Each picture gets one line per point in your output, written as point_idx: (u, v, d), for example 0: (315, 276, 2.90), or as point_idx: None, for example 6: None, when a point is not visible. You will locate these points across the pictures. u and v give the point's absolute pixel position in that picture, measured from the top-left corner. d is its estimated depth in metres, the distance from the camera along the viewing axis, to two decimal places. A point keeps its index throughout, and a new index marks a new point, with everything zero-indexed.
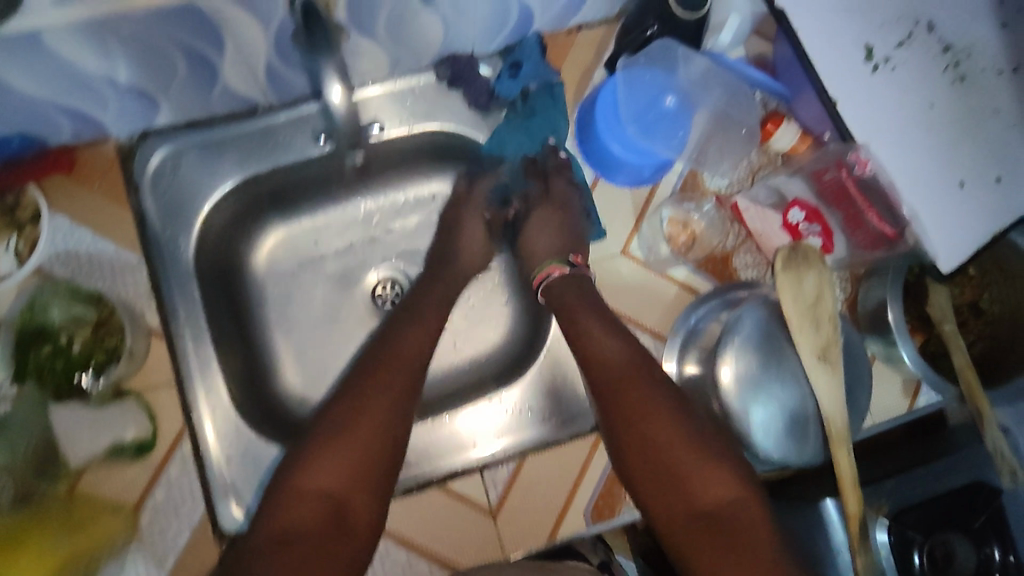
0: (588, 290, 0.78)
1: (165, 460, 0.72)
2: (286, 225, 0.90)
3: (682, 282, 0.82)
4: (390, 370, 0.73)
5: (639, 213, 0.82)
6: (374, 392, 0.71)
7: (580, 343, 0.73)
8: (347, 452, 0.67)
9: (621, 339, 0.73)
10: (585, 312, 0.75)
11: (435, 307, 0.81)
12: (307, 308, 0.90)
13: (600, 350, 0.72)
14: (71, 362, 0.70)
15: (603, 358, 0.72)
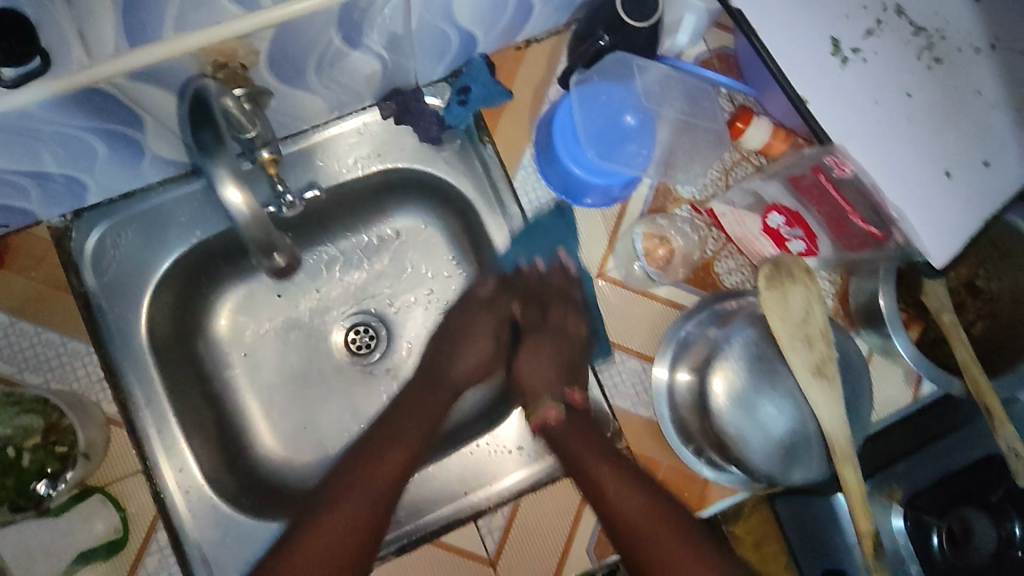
0: (595, 437, 0.73)
1: (141, 552, 0.69)
2: (246, 284, 0.84)
3: (666, 299, 0.78)
4: (385, 461, 0.71)
5: (612, 231, 0.78)
6: (359, 492, 0.69)
7: (585, 470, 0.71)
8: (343, 524, 0.66)
9: (635, 488, 0.70)
10: (594, 461, 0.71)
11: (430, 411, 0.76)
12: (279, 366, 0.85)
13: (613, 498, 0.69)
14: (22, 475, 0.65)
15: (614, 507, 0.69)
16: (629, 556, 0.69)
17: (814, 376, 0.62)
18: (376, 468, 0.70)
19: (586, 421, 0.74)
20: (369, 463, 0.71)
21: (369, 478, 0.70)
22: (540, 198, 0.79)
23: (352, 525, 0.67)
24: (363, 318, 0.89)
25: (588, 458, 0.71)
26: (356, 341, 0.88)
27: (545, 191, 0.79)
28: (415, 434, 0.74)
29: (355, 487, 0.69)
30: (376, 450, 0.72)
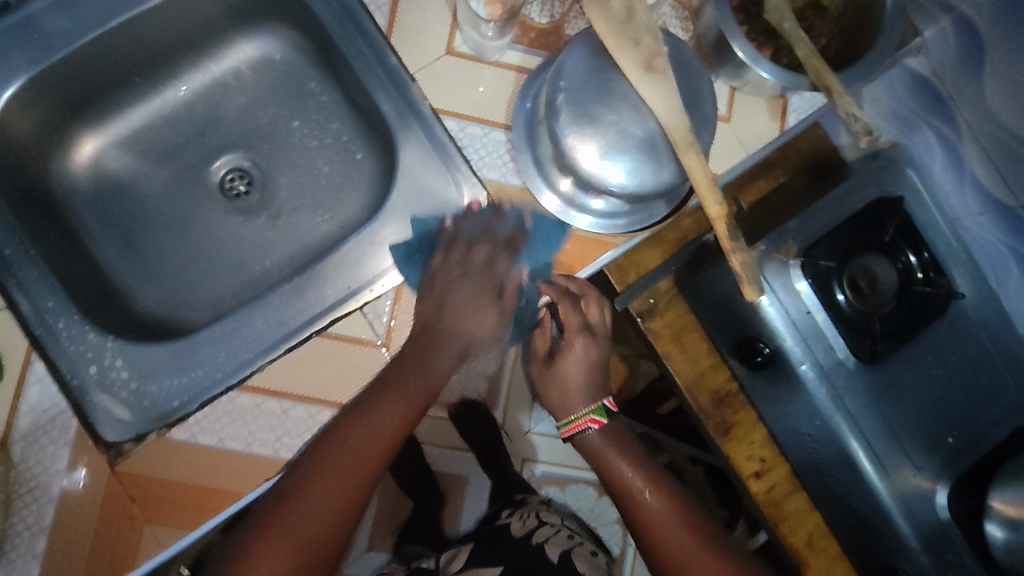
0: (624, 432, 0.80)
1: (21, 384, 0.67)
2: (102, 130, 0.84)
3: (519, 67, 0.79)
4: (360, 445, 0.66)
5: (453, 10, 0.78)
6: (339, 461, 0.65)
7: (615, 472, 0.77)
8: (310, 511, 0.63)
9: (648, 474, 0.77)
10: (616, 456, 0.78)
11: (413, 378, 0.70)
12: (156, 217, 0.86)
13: (627, 483, 0.76)
14: None
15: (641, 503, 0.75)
16: (632, 496, 0.76)
17: (646, 71, 0.64)
18: (371, 418, 0.67)
19: (621, 432, 0.79)
20: (367, 406, 0.68)
21: (371, 430, 0.67)
22: None
23: (344, 485, 0.65)
24: (234, 165, 0.89)
25: (620, 467, 0.77)
26: (232, 185, 0.88)
27: None
28: (417, 394, 0.70)
29: (348, 450, 0.66)
30: (366, 417, 0.67)
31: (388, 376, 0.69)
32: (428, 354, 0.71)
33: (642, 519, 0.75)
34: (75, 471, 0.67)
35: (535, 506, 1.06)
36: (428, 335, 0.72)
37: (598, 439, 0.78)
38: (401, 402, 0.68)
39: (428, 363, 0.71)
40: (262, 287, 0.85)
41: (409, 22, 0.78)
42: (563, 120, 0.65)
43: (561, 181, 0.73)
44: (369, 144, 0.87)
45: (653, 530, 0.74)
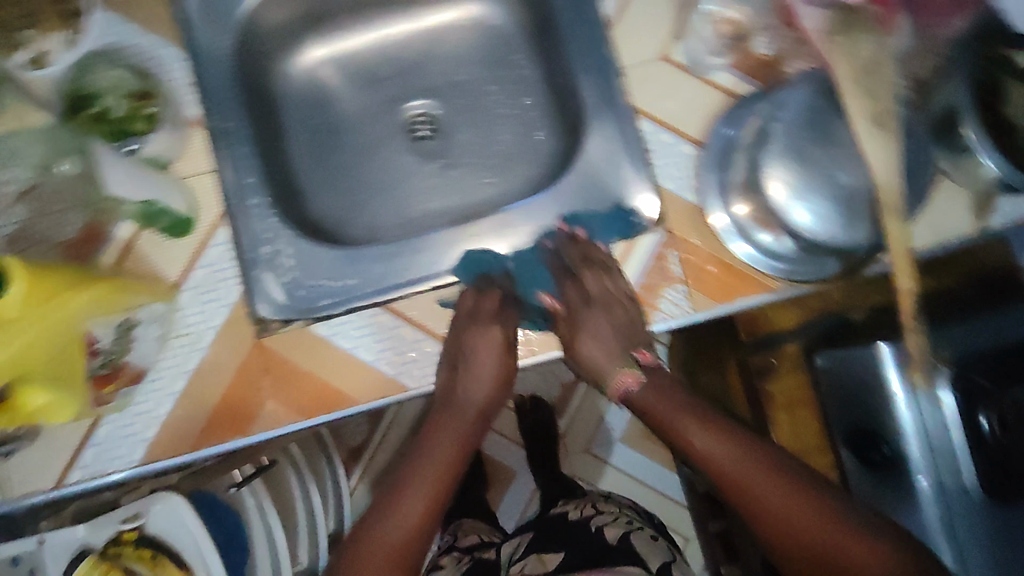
0: (670, 387, 0.78)
1: (205, 242, 0.75)
2: (324, 44, 0.90)
3: (727, 88, 0.77)
4: (416, 470, 0.77)
5: (679, 18, 0.78)
6: (430, 447, 0.79)
7: (685, 443, 0.74)
8: (424, 468, 0.77)
9: (723, 436, 0.72)
10: (672, 416, 0.75)
11: (455, 433, 0.80)
12: (345, 136, 0.91)
13: (705, 450, 0.72)
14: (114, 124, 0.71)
15: (706, 458, 0.72)
16: (689, 446, 0.73)
17: (874, 127, 0.62)
18: (427, 450, 0.79)
19: (663, 377, 0.79)
20: (423, 443, 0.80)
21: (428, 457, 0.78)
22: None
23: (432, 479, 0.76)
24: (422, 108, 0.93)
25: (658, 406, 0.77)
26: (416, 127, 0.93)
27: None
28: (438, 454, 0.79)
29: (420, 468, 0.77)
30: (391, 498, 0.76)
31: (410, 469, 0.78)
32: (443, 437, 0.80)
33: (746, 489, 0.69)
34: (226, 333, 0.74)
35: (594, 497, 1.08)
36: (446, 407, 0.79)
37: (645, 390, 0.78)
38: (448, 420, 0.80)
39: (440, 447, 0.79)
40: (416, 228, 0.90)
41: (634, 18, 0.79)
42: (771, 159, 0.68)
43: (737, 205, 0.73)
44: (556, 125, 0.90)
45: (752, 492, 0.68)
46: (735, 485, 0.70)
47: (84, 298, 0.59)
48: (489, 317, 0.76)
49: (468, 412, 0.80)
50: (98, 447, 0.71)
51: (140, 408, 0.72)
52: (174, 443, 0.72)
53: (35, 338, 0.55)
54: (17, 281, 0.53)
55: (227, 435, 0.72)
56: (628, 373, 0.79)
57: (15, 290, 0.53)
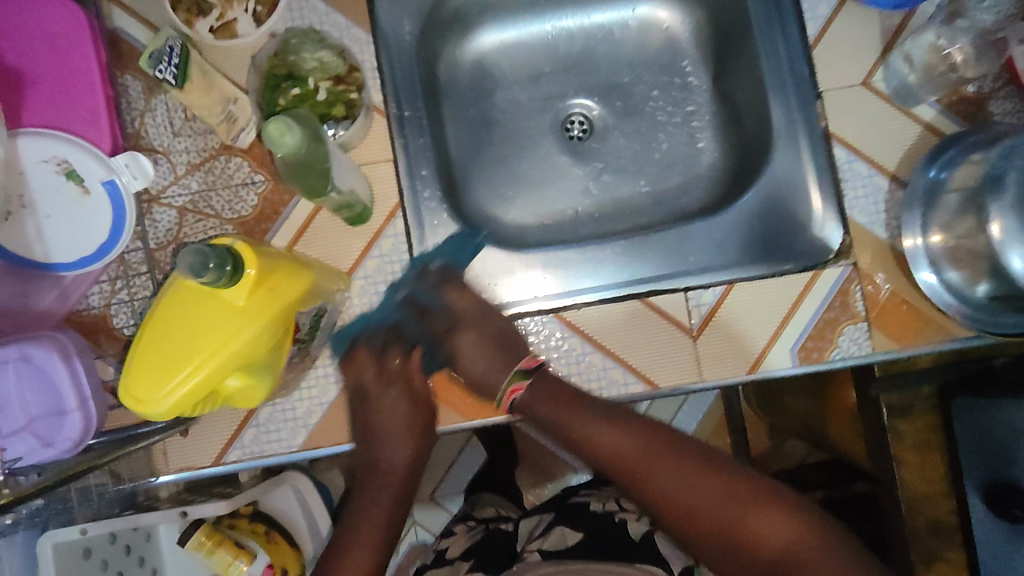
0: (568, 386, 0.69)
1: (379, 232, 0.73)
2: (489, 39, 0.88)
3: (928, 123, 0.73)
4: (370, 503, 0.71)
5: (888, 42, 0.74)
6: (371, 488, 0.71)
7: (585, 437, 0.68)
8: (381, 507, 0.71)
9: (630, 432, 0.67)
10: (574, 417, 0.68)
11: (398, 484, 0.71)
12: (499, 133, 0.89)
13: (610, 443, 0.67)
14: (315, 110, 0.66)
15: (606, 449, 0.67)
16: (586, 441, 0.68)
17: None
18: (376, 492, 0.71)
19: (551, 380, 0.69)
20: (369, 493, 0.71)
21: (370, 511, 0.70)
22: None
23: (381, 523, 0.70)
24: (582, 110, 0.90)
25: (545, 410, 0.68)
26: (572, 127, 0.90)
27: None
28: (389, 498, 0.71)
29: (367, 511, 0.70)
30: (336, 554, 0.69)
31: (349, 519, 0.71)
32: (379, 499, 0.71)
33: (640, 474, 0.66)
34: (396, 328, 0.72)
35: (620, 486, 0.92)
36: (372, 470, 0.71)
37: (541, 390, 0.69)
38: (376, 463, 0.71)
39: (377, 509, 0.70)
40: (564, 232, 0.87)
41: (840, 39, 0.74)
42: (996, 199, 0.65)
43: (935, 234, 0.70)
44: (721, 140, 0.87)
45: (684, 498, 0.64)
46: (643, 470, 0.66)
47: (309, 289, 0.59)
48: (375, 423, 0.70)
49: (395, 481, 0.71)
50: (258, 427, 0.71)
51: (304, 395, 0.71)
52: (336, 432, 0.71)
53: (269, 326, 0.55)
54: (253, 264, 0.53)
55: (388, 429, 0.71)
56: (515, 383, 0.69)
57: (251, 273, 0.53)
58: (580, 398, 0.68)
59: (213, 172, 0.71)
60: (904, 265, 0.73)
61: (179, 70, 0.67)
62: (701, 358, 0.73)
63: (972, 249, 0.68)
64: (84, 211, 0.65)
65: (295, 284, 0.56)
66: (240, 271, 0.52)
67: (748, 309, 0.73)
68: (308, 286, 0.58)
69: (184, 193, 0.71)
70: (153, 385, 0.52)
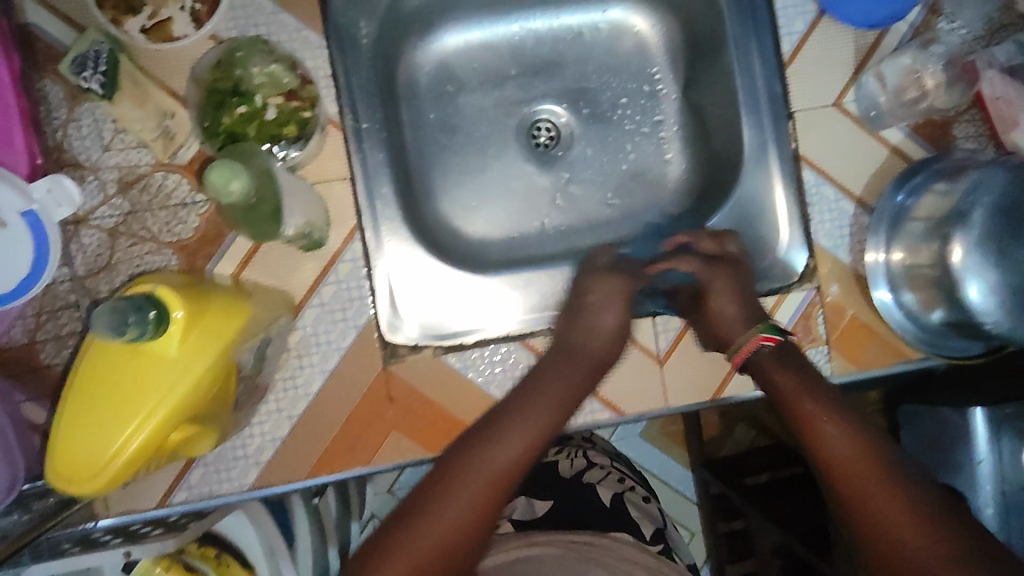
0: (793, 352, 0.68)
1: (336, 256, 0.69)
2: (450, 41, 0.84)
3: (895, 147, 0.73)
4: (535, 402, 0.65)
5: (860, 62, 0.73)
6: (545, 374, 0.67)
7: (808, 417, 0.63)
8: (554, 391, 0.66)
9: (841, 427, 0.62)
10: (788, 381, 0.66)
11: (561, 394, 0.66)
12: (461, 140, 0.85)
13: (825, 444, 0.61)
14: (263, 129, 0.62)
15: (828, 445, 0.61)
16: (795, 412, 0.64)
17: None
18: (551, 380, 0.67)
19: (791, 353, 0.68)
20: (547, 370, 0.67)
21: (546, 386, 0.66)
22: (798, 7, 0.73)
23: (537, 423, 0.63)
24: (548, 116, 0.87)
25: (776, 383, 0.66)
26: (538, 133, 0.87)
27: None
28: (559, 388, 0.66)
29: (537, 403, 0.65)
30: (477, 445, 0.62)
31: (521, 392, 0.66)
32: (562, 382, 0.67)
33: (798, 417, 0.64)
34: (352, 358, 0.69)
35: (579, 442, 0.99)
36: (566, 352, 0.68)
37: (769, 361, 0.67)
38: (572, 350, 0.68)
39: (550, 396, 0.65)
40: (530, 247, 0.85)
41: (813, 58, 0.73)
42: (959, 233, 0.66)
43: (898, 250, 0.71)
44: (688, 154, 0.85)
45: (868, 502, 0.58)
46: (845, 468, 0.60)
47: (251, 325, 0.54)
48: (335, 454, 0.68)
49: (587, 362, 0.68)
50: (206, 467, 0.66)
51: (255, 431, 0.67)
52: (291, 469, 0.67)
53: (206, 376, 0.50)
54: (179, 304, 0.48)
55: (347, 464, 0.68)
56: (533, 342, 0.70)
57: (179, 315, 0.48)
58: (812, 384, 0.65)
59: (149, 190, 0.66)
60: (862, 284, 0.73)
61: (106, 78, 0.60)
62: (667, 383, 0.73)
63: (934, 282, 0.68)
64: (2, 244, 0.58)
65: (234, 323, 0.51)
66: (165, 314, 0.48)
67: None
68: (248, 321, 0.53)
69: (116, 213, 0.66)
70: (86, 458, 0.47)
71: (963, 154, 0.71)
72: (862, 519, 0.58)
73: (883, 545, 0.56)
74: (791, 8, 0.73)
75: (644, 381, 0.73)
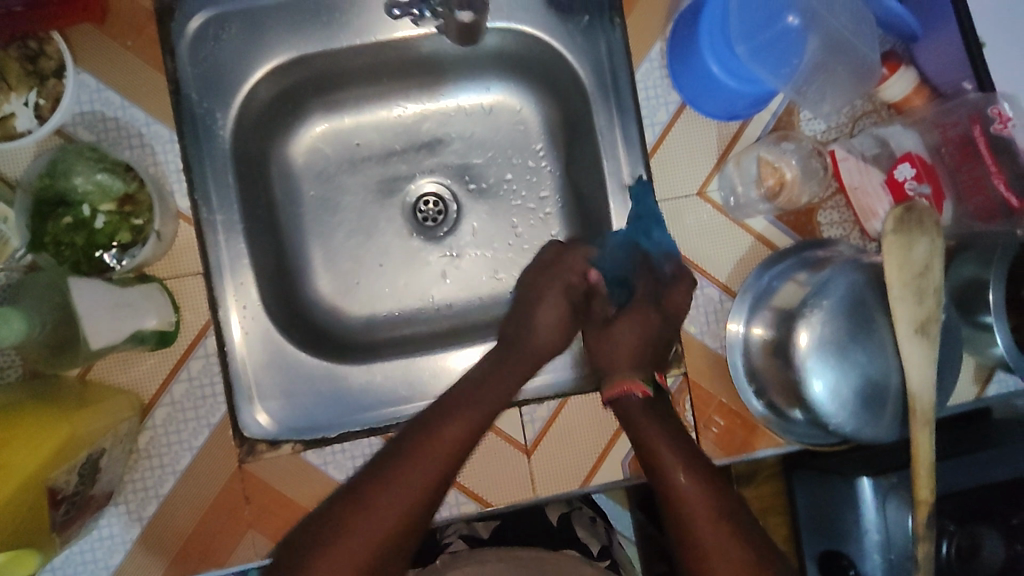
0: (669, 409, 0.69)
1: (188, 354, 0.68)
2: (329, 119, 0.83)
3: (759, 234, 0.73)
4: (473, 404, 0.65)
5: (723, 151, 0.73)
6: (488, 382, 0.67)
7: (668, 474, 0.63)
8: (497, 390, 0.67)
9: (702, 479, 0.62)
10: (653, 430, 0.66)
11: (501, 387, 0.67)
12: (344, 218, 0.84)
13: (678, 489, 0.62)
14: (92, 237, 0.60)
15: (684, 500, 0.62)
16: (660, 461, 0.64)
17: (916, 330, 0.60)
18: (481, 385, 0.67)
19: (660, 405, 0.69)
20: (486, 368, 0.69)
21: (486, 391, 0.66)
22: (660, 97, 0.74)
23: (481, 417, 0.64)
24: (434, 191, 0.86)
25: (648, 428, 0.66)
26: (423, 209, 0.86)
27: (669, 90, 0.73)
28: (499, 391, 0.67)
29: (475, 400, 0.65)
30: (421, 441, 0.61)
31: (446, 401, 0.65)
32: (492, 380, 0.68)
33: (681, 523, 0.62)
34: (205, 456, 0.68)
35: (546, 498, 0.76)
36: (509, 345, 0.72)
37: (637, 407, 0.67)
38: (526, 340, 0.71)
39: (483, 400, 0.65)
40: (414, 326, 0.83)
41: (677, 147, 0.74)
42: (803, 325, 0.63)
43: (756, 326, 0.70)
44: (573, 230, 0.85)
45: (705, 540, 0.60)
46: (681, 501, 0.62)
47: (68, 444, 0.55)
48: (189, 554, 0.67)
49: (532, 358, 0.71)
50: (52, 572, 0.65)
51: (104, 533, 0.66)
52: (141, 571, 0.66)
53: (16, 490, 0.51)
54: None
55: (200, 564, 0.67)
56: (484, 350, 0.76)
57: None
58: (664, 418, 0.67)
59: None
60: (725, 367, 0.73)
61: None
62: (534, 475, 0.72)
63: (782, 375, 0.67)
64: None
65: (38, 446, 0.52)
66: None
67: (580, 424, 0.72)
68: (62, 441, 0.54)
69: None
70: None
71: (828, 244, 0.71)
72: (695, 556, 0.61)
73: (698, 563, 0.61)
74: (651, 100, 0.74)
75: (511, 473, 0.72)
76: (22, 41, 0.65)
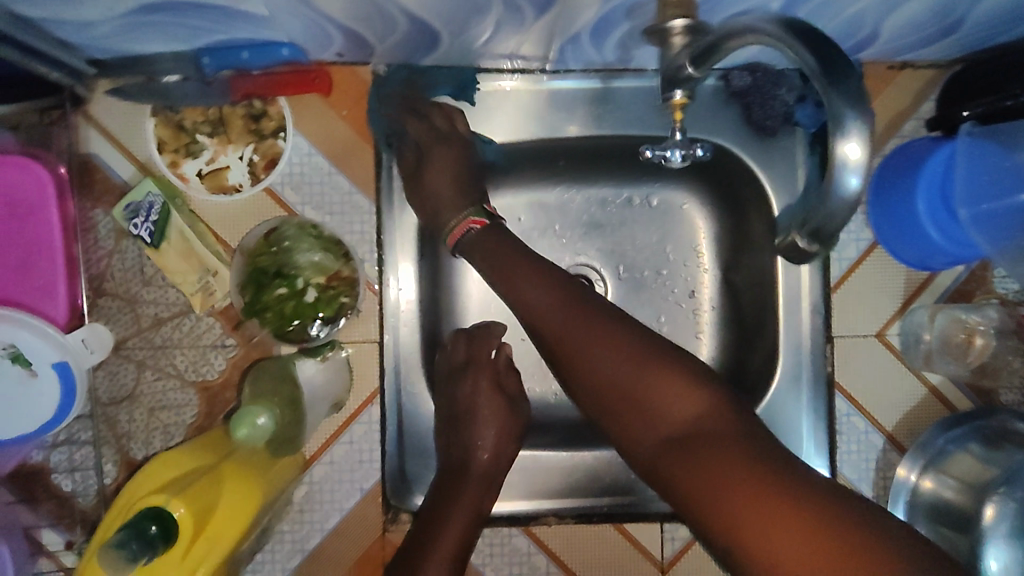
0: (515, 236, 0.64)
1: (353, 417, 0.70)
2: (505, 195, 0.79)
3: (933, 387, 0.72)
4: (454, 492, 0.64)
5: (908, 297, 0.72)
6: (449, 493, 0.64)
7: (514, 291, 0.60)
8: (468, 503, 0.64)
9: (553, 288, 0.58)
10: (519, 262, 0.61)
11: (479, 492, 0.65)
12: None
13: (534, 306, 0.58)
14: (301, 307, 0.67)
15: (543, 318, 0.57)
16: (533, 322, 0.58)
17: None
18: (450, 491, 0.64)
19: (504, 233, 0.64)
20: (449, 480, 0.65)
21: (463, 498, 0.64)
22: (851, 232, 0.72)
23: (470, 511, 0.64)
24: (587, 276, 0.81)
25: (524, 284, 0.59)
26: None
27: (861, 227, 0.72)
28: (472, 492, 0.64)
29: (461, 498, 0.64)
30: (420, 559, 0.61)
31: (438, 489, 0.65)
32: (464, 494, 0.64)
33: (566, 354, 0.56)
34: (354, 518, 0.70)
35: None
36: (454, 469, 0.65)
37: (480, 241, 0.64)
38: (459, 437, 0.66)
39: (463, 508, 0.63)
40: None
41: (860, 285, 0.72)
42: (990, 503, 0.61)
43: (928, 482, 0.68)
44: None
45: (583, 377, 0.55)
46: (558, 346, 0.57)
47: (250, 510, 0.56)
48: None
49: (472, 471, 0.65)
50: None
51: None
52: None
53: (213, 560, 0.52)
54: (182, 504, 0.50)
55: None
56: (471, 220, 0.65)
57: (181, 513, 0.50)
58: (542, 265, 0.60)
59: (180, 329, 0.68)
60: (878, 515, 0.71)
61: (156, 229, 0.65)
62: None
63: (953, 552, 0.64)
64: (30, 393, 0.61)
65: (234, 514, 0.54)
66: (168, 517, 0.49)
67: None
68: (249, 510, 0.55)
69: (145, 348, 0.68)
70: None
71: (995, 409, 0.69)
72: (600, 396, 0.54)
73: (612, 406, 0.54)
74: (841, 233, 0.72)
75: None
76: (248, 101, 0.68)
